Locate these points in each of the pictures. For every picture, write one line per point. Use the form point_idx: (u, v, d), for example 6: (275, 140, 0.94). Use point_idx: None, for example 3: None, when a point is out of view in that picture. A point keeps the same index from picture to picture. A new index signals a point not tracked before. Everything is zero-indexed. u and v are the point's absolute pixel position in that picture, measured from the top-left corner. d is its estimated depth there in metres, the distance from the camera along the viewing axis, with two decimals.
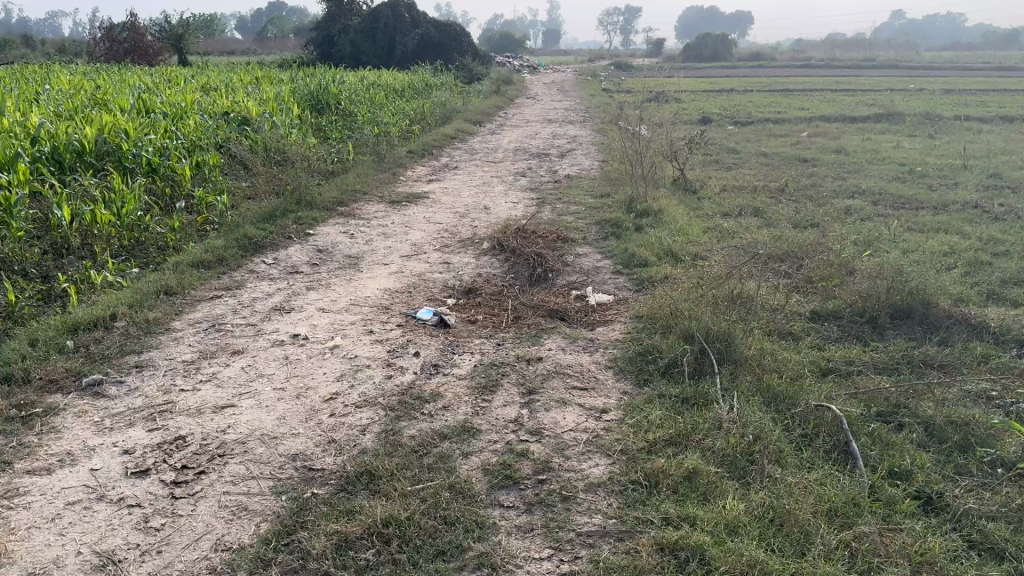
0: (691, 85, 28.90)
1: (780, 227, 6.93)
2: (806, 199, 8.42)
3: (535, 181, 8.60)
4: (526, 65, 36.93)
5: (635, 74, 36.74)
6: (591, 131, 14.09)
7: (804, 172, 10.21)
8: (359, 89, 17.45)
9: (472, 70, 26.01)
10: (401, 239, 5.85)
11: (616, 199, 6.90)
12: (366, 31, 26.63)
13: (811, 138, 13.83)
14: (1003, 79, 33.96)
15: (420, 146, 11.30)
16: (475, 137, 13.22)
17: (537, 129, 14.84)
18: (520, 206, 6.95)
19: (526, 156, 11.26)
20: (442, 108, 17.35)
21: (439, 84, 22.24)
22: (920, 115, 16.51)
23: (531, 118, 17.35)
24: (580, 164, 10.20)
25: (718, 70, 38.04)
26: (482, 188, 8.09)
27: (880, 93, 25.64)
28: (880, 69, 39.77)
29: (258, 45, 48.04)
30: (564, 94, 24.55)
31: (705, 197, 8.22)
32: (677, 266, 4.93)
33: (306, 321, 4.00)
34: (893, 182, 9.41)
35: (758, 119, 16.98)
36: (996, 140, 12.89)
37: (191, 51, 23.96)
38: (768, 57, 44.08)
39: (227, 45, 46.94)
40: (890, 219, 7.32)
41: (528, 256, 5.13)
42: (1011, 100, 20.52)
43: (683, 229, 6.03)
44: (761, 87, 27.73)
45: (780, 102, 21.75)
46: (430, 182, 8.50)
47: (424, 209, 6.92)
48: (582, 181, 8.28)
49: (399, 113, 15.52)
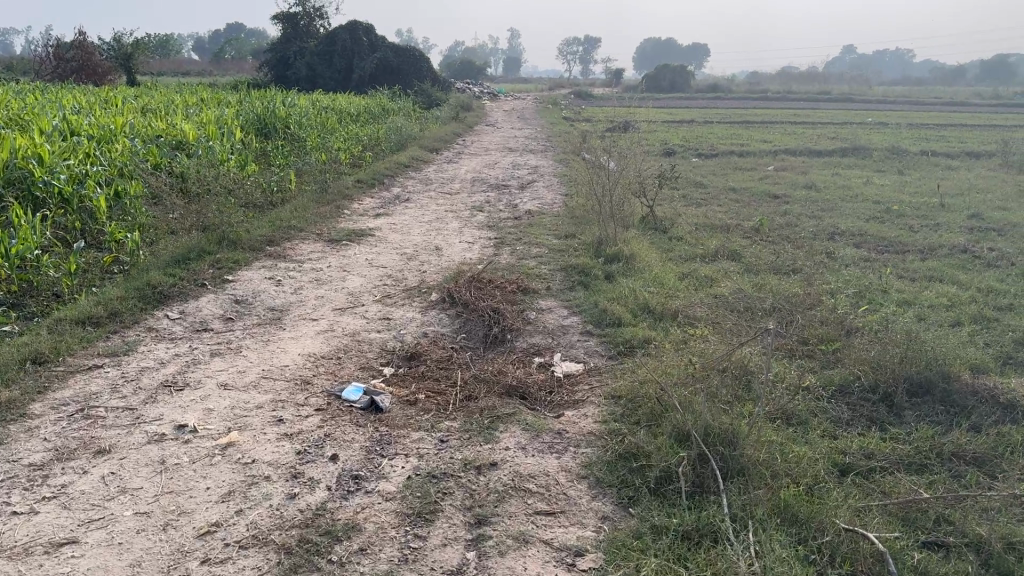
0: (653, 115, 28.64)
1: (760, 273, 6.31)
2: (784, 240, 7.84)
3: (493, 217, 7.90)
4: (486, 91, 36.48)
5: (595, 102, 36.51)
6: (554, 160, 13.49)
7: (777, 209, 9.68)
8: (310, 113, 16.66)
9: (431, 95, 25.38)
10: (335, 287, 5.09)
11: (581, 242, 6.23)
12: (322, 54, 25.86)
13: (779, 172, 13.38)
14: (957, 114, 34.37)
15: (370, 175, 10.56)
16: (430, 166, 12.51)
17: (496, 157, 14.20)
18: (475, 247, 6.23)
19: (484, 188, 10.56)
20: (398, 134, 16.64)
21: (396, 109, 21.55)
22: (886, 150, 16.22)
23: (490, 146, 16.74)
24: (542, 197, 9.54)
25: (678, 101, 37.97)
26: (434, 225, 7.36)
27: (841, 126, 25.61)
28: (837, 102, 40.12)
29: (214, 66, 46.96)
30: (525, 123, 24.04)
31: (676, 238, 7.59)
32: (653, 327, 4.24)
33: (199, 406, 3.22)
34: (871, 222, 8.90)
35: (723, 151, 16.56)
36: (967, 177, 12.55)
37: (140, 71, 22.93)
38: (728, 88, 44.26)
39: (181, 65, 45.76)
40: (876, 265, 6.75)
41: (480, 312, 4.40)
42: (972, 136, 20.46)
43: (657, 276, 5.36)
44: (722, 118, 27.54)
45: (743, 134, 21.43)
46: (377, 216, 7.75)
47: (367, 249, 6.17)
48: (543, 218, 7.61)
49: (352, 139, 14.76)
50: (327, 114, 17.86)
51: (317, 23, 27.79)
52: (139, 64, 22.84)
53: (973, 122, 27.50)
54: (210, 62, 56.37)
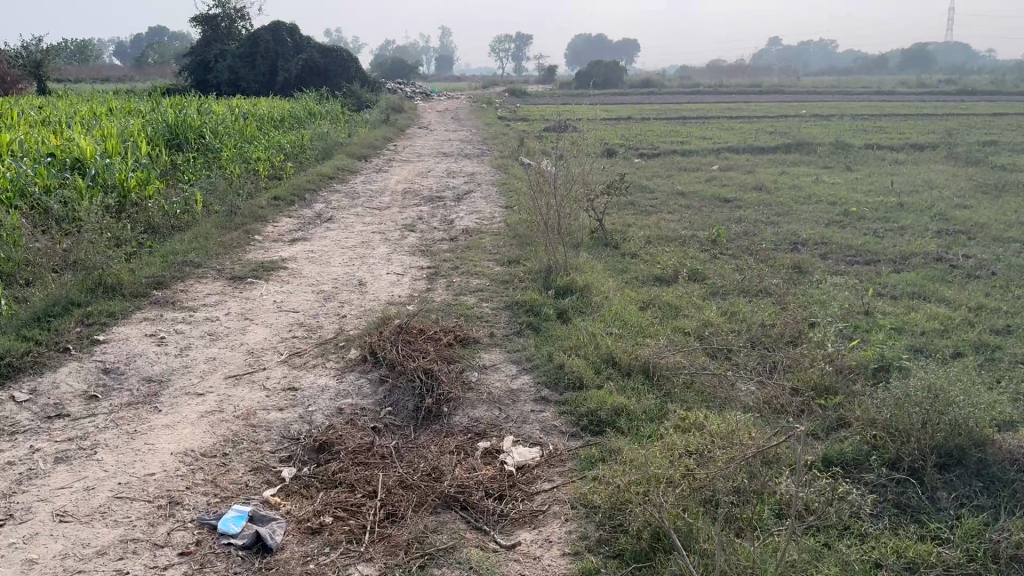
0: (591, 112, 28.10)
1: (727, 298, 5.62)
2: (744, 253, 7.20)
3: (425, 237, 7.08)
4: (419, 91, 35.49)
5: (531, 100, 35.89)
6: (492, 166, 12.70)
7: (731, 215, 9.07)
8: (229, 121, 15.55)
9: (361, 97, 24.34)
10: (233, 346, 4.21)
11: (525, 269, 5.44)
12: (244, 56, 24.60)
13: (726, 172, 12.85)
14: (890, 104, 34.66)
15: (290, 190, 9.61)
16: (358, 176, 11.61)
17: (430, 164, 13.34)
18: (405, 279, 5.40)
19: (416, 201, 9.71)
20: (325, 141, 15.66)
21: (324, 114, 20.50)
22: (831, 144, 15.87)
23: (424, 151, 15.87)
24: (481, 210, 8.76)
25: (614, 97, 37.57)
26: (359, 250, 6.50)
27: (780, 119, 25.43)
28: (770, 95, 40.26)
29: (135, 71, 44.99)
30: (461, 123, 23.19)
31: (630, 256, 6.88)
32: (621, 390, 3.48)
33: (17, 557, 2.37)
34: (832, 227, 8.34)
35: (666, 150, 16.01)
36: (917, 173, 12.18)
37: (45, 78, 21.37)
38: (662, 83, 44.11)
39: (97, 70, 43.59)
40: (851, 282, 6.13)
41: (409, 375, 3.58)
42: (912, 127, 20.37)
43: (617, 312, 4.62)
44: (661, 115, 27.15)
45: (683, 131, 20.98)
46: (293, 241, 6.84)
47: (277, 286, 5.27)
48: (482, 238, 6.82)
49: (273, 149, 13.73)
50: (248, 120, 16.76)
51: (238, 24, 26.48)
52: (48, 71, 21.32)
53: (904, 112, 27.66)
54: (129, 66, 54.07)
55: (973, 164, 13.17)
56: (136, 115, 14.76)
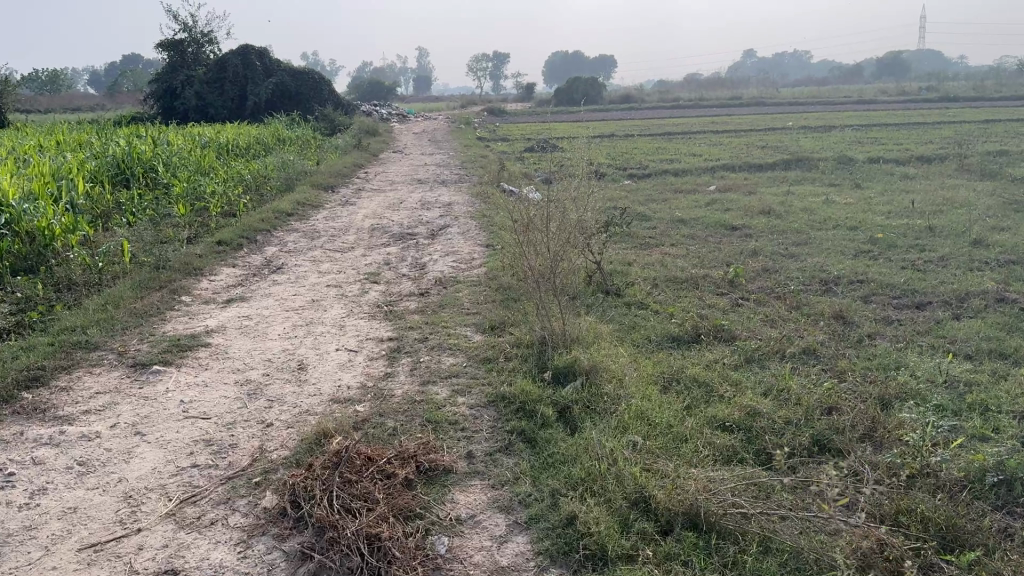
0: (572, 131, 27.07)
1: (767, 367, 4.48)
2: (770, 297, 6.09)
3: (391, 290, 5.90)
4: (395, 112, 34.39)
5: (510, 119, 34.94)
6: (470, 194, 11.58)
7: (742, 246, 7.97)
8: (186, 151, 14.35)
9: (333, 120, 23.18)
10: (105, 488, 3.01)
11: (514, 342, 4.27)
12: (211, 82, 23.44)
13: (725, 193, 11.80)
14: (876, 113, 33.87)
15: (239, 232, 8.42)
16: (322, 210, 10.42)
17: (403, 193, 12.19)
18: (360, 357, 4.23)
19: (385, 239, 8.53)
20: (290, 170, 14.48)
21: (292, 141, 19.33)
22: (831, 159, 14.88)
23: (397, 178, 14.72)
24: (458, 250, 7.60)
25: (594, 115, 36.68)
26: (306, 311, 5.31)
27: (769, 133, 24.51)
28: (753, 108, 39.44)
29: (108, 100, 43.83)
30: (438, 146, 22.06)
31: (638, 307, 5.73)
32: (664, 571, 2.33)
33: None
34: (862, 260, 7.23)
35: (656, 169, 14.95)
36: (933, 190, 11.16)
37: None
38: (641, 98, 43.28)
39: (65, 99, 42.28)
40: (911, 340, 5.02)
41: (345, 548, 2.39)
42: (911, 137, 19.45)
43: (637, 407, 3.48)
44: (644, 131, 26.15)
45: (670, 148, 19.95)
46: (228, 303, 5.65)
47: (190, 378, 4.07)
48: (459, 292, 5.65)
49: (231, 183, 12.53)
50: (209, 150, 15.55)
51: (206, 50, 25.37)
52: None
53: (893, 121, 26.83)
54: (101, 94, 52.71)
55: (990, 177, 12.18)
56: (83, 149, 13.53)
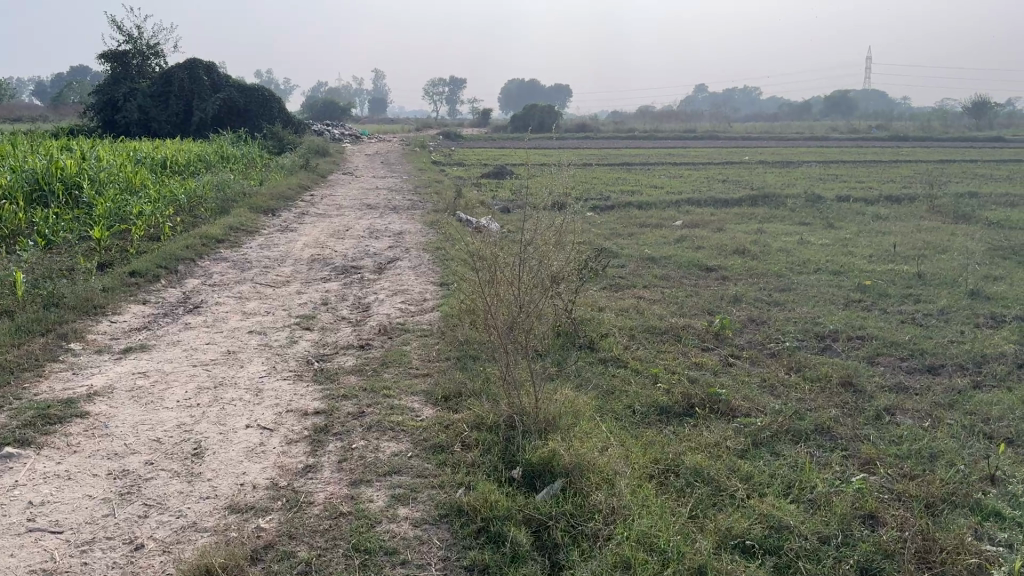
0: (530, 158, 26.43)
1: (780, 453, 3.68)
2: (764, 355, 5.33)
3: (325, 338, 4.98)
4: (348, 133, 33.42)
5: (465, 144, 34.27)
6: (423, 223, 10.71)
7: (722, 290, 7.23)
8: (117, 167, 13.25)
9: (282, 138, 22.14)
10: None
11: (473, 419, 3.41)
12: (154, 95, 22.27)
13: (694, 229, 11.13)
14: (830, 150, 33.97)
15: (159, 263, 7.41)
16: (257, 237, 9.44)
17: (350, 219, 11.26)
18: (277, 439, 3.31)
19: (325, 272, 7.59)
20: (230, 191, 13.44)
21: (237, 158, 18.26)
22: (799, 196, 14.40)
23: (345, 203, 13.79)
24: (407, 288, 6.71)
25: (551, 143, 36.21)
26: (218, 368, 4.36)
27: (729, 167, 24.18)
28: (709, 141, 39.40)
29: (52, 111, 42.17)
30: (390, 169, 21.17)
31: (616, 367, 4.91)
32: None
33: None
34: (855, 312, 6.53)
35: (619, 201, 14.28)
36: (910, 232, 10.64)
37: None
38: (599, 128, 43.02)
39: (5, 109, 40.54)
40: (938, 417, 4.28)
41: None
42: (873, 176, 19.17)
43: (635, 525, 2.64)
44: (603, 161, 25.65)
45: (630, 179, 19.36)
46: (124, 353, 4.67)
47: (49, 467, 3.11)
48: (407, 344, 4.76)
49: (163, 205, 11.48)
50: (143, 166, 14.43)
51: (152, 63, 24.21)
52: None
53: (849, 159, 26.79)
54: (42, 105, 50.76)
55: (964, 221, 11.74)
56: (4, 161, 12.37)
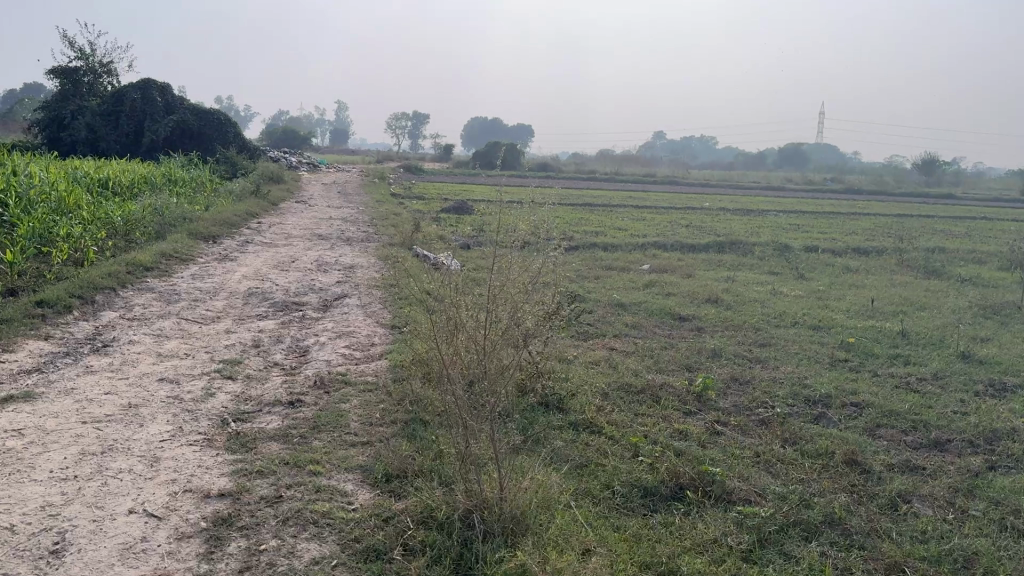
0: (491, 194, 25.96)
1: (792, 556, 3.06)
2: (753, 423, 4.72)
3: (250, 390, 4.23)
4: (306, 162, 32.66)
5: (426, 178, 33.75)
6: (376, 257, 10.01)
7: (698, 343, 6.64)
8: (50, 185, 12.32)
9: (236, 163, 21.31)
10: None
11: (420, 512, 2.73)
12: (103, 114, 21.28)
13: (662, 275, 10.63)
14: (790, 200, 34.15)
15: (74, 292, 6.58)
16: (192, 266, 8.63)
17: (298, 250, 10.51)
18: (166, 533, 2.57)
19: (263, 308, 6.84)
20: (172, 215, 12.60)
21: (185, 181, 17.39)
22: (766, 244, 14.04)
23: (295, 232, 13.04)
24: (353, 329, 5.99)
25: (513, 181, 35.85)
26: (112, 426, 3.59)
27: (692, 212, 23.98)
28: (669, 186, 39.50)
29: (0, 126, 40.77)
30: (346, 199, 20.47)
31: (590, 433, 4.25)
32: None
33: None
34: (844, 373, 5.99)
35: (583, 242, 13.77)
36: (883, 286, 10.26)
37: None
38: (560, 169, 42.88)
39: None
40: (961, 508, 3.71)
41: None
42: (837, 227, 19.03)
43: None
44: (566, 201, 25.31)
45: (593, 220, 18.93)
46: (1, 401, 3.86)
47: None
48: (346, 402, 4.04)
49: (95, 229, 10.60)
50: (80, 184, 13.49)
51: (103, 80, 23.26)
52: None
53: (809, 209, 26.81)
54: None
55: (937, 276, 11.43)
56: None
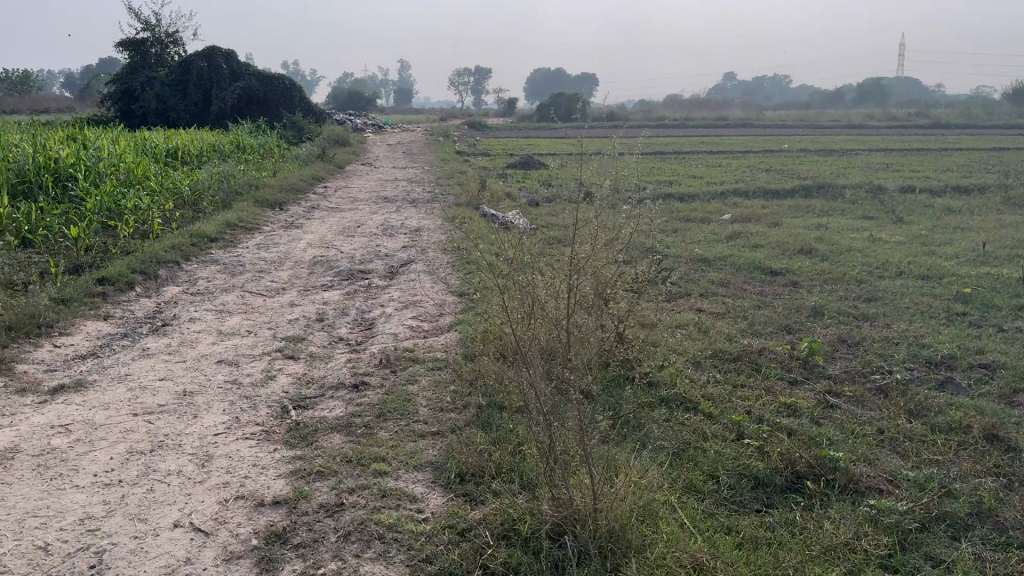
0: (560, 147, 25.32)
1: (942, 564, 2.59)
2: (870, 392, 4.19)
3: (313, 370, 3.91)
4: (372, 123, 32.52)
5: (492, 133, 33.23)
6: (444, 217, 9.65)
7: (795, 300, 6.07)
8: (119, 156, 12.30)
9: (302, 127, 21.19)
10: None
11: (502, 523, 2.36)
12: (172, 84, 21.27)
13: (746, 225, 10.00)
14: (874, 139, 32.39)
15: (137, 267, 6.40)
16: (258, 235, 8.42)
17: (364, 214, 10.23)
18: (215, 552, 2.25)
19: (328, 277, 6.55)
20: (239, 182, 12.47)
21: (253, 147, 17.34)
22: (855, 186, 13.16)
23: (361, 195, 12.79)
24: (421, 298, 5.64)
25: (581, 131, 35.01)
26: (165, 417, 3.31)
27: (771, 156, 22.88)
28: (743, 129, 38.02)
29: (81, 102, 41.98)
30: (412, 159, 20.18)
31: (685, 410, 3.80)
32: None
33: None
34: (964, 329, 5.36)
35: (658, 192, 13.15)
36: (993, 228, 9.40)
37: None
38: (629, 117, 41.74)
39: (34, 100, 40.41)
40: None
41: None
42: (931, 165, 17.83)
43: None
44: (637, 150, 24.49)
45: (666, 169, 18.19)
46: (52, 392, 3.63)
47: None
48: (415, 383, 3.68)
49: (162, 200, 10.50)
50: (149, 155, 13.48)
51: (171, 50, 23.34)
52: None
53: (898, 147, 25.30)
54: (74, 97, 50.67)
55: None
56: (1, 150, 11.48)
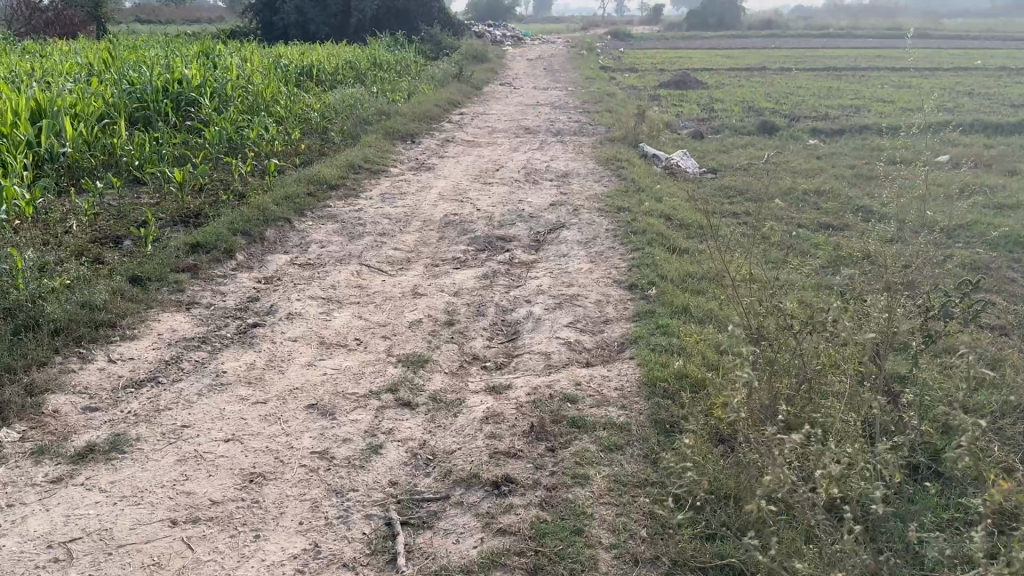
0: (714, 62, 23.04)
1: None
2: None
3: (436, 437, 2.71)
4: (512, 34, 30.78)
5: (636, 45, 30.94)
6: (597, 158, 8.27)
7: None
8: (246, 73, 11.38)
9: (440, 40, 19.89)
10: None
11: None
12: None
13: (967, 175, 8.11)
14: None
15: (241, 225, 5.38)
16: (385, 179, 7.34)
17: (504, 150, 8.98)
18: None
19: (461, 246, 5.37)
20: (370, 106, 11.39)
21: (389, 62, 16.22)
22: None
23: (501, 123, 11.53)
24: (579, 292, 4.36)
25: (734, 42, 32.11)
26: (214, 534, 2.21)
27: (964, 74, 19.88)
28: (917, 40, 33.92)
29: (228, 11, 42.11)
30: (553, 78, 18.64)
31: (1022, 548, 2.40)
32: None
33: None
34: None
35: (843, 125, 11.20)
36: None
37: (111, 20, 18.10)
38: (787, 25, 38.07)
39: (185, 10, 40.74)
40: None
41: None
42: None
43: None
44: (803, 65, 21.94)
45: (847, 91, 15.83)
46: (78, 461, 2.60)
47: None
48: (589, 477, 2.42)
49: (287, 132, 9.54)
50: (280, 74, 12.56)
51: None
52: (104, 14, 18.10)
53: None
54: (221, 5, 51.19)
55: None
56: (127, 67, 10.78)
